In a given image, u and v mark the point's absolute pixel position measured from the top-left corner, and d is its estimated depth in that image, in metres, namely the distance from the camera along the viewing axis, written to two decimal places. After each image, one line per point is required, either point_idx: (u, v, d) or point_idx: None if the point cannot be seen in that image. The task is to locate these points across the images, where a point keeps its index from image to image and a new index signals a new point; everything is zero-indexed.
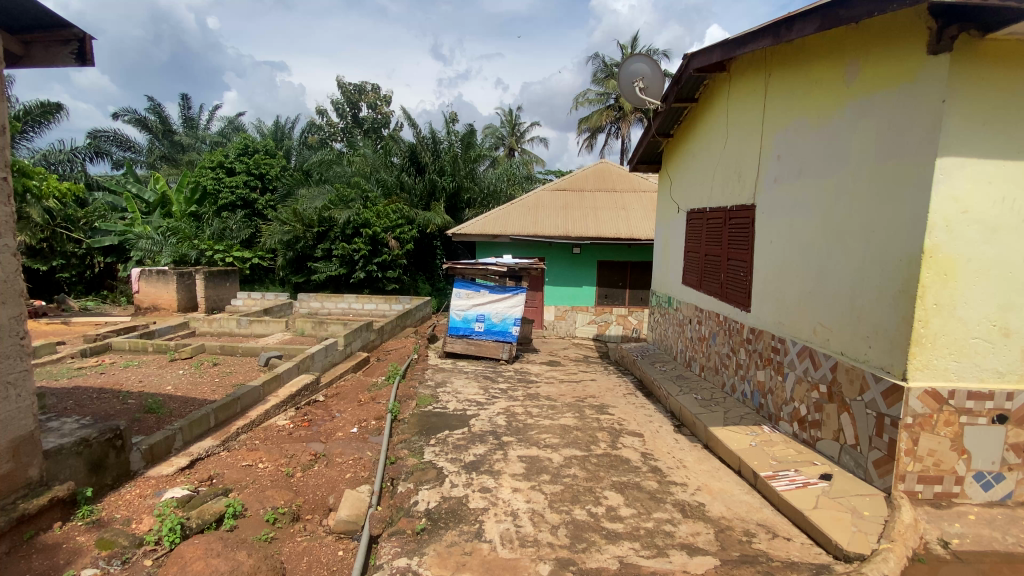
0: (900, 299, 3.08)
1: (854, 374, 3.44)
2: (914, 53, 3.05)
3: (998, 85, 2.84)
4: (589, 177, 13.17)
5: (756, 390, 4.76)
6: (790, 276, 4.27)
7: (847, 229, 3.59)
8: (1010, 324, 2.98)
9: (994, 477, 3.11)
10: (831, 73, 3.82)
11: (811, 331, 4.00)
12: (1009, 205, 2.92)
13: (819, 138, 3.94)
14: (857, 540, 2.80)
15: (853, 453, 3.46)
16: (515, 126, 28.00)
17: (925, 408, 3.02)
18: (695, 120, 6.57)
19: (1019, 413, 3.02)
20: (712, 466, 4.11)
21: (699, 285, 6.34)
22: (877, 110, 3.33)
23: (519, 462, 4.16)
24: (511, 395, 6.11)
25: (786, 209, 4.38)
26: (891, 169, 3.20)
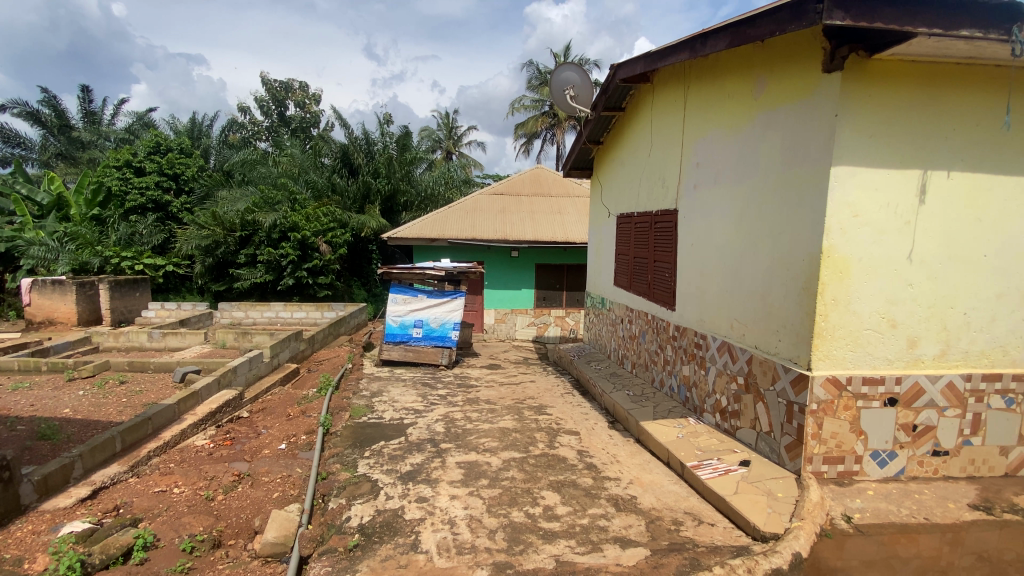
0: (803, 295, 3.37)
1: (766, 366, 3.71)
2: (811, 70, 3.35)
3: (884, 101, 3.15)
4: (525, 181, 13.38)
5: (682, 384, 5.01)
6: (710, 277, 4.53)
7: (758, 231, 3.87)
8: (895, 316, 3.31)
9: (888, 454, 3.45)
10: (742, 87, 4.10)
11: (728, 328, 4.27)
12: (894, 209, 3.24)
13: (732, 147, 4.21)
14: (771, 521, 3.02)
15: (768, 439, 3.73)
16: (452, 129, 27.87)
17: (827, 395, 3.32)
18: (624, 128, 6.82)
19: (907, 395, 3.37)
20: (643, 459, 4.27)
21: (629, 286, 6.57)
22: (781, 123, 3.62)
23: (458, 469, 4.11)
24: (450, 401, 6.03)
25: (704, 213, 4.65)
26: (794, 177, 3.48)
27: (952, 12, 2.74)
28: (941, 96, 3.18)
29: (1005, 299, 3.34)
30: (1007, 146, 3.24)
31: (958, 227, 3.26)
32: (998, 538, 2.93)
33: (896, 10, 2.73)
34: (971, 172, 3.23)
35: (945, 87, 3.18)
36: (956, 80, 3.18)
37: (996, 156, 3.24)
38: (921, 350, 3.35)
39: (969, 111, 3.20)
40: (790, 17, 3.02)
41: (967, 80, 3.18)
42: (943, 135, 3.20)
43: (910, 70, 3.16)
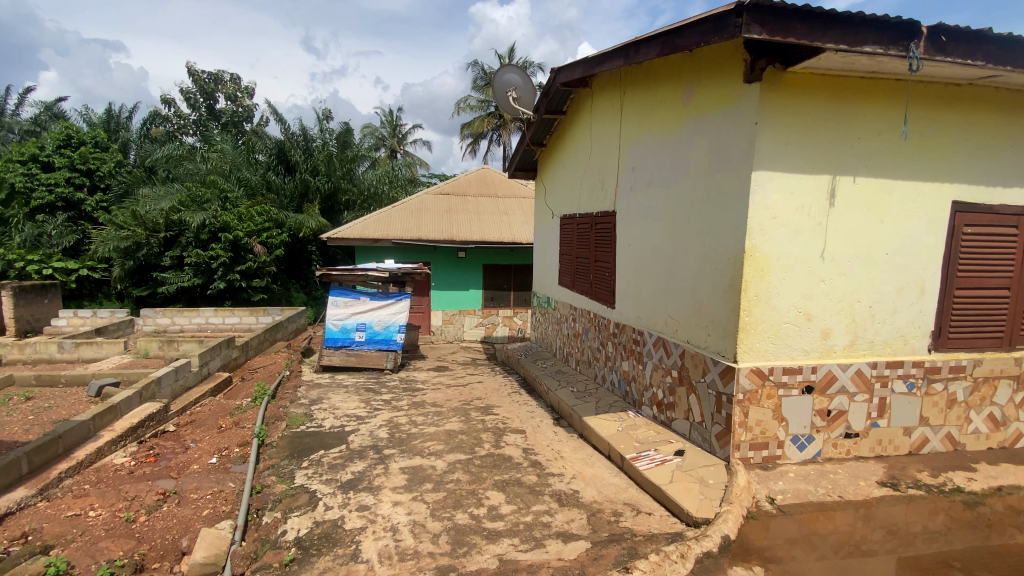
0: (729, 292, 3.59)
1: (698, 359, 3.92)
2: (734, 81, 3.55)
3: (798, 110, 3.39)
4: (471, 181, 13.34)
5: (622, 378, 5.18)
6: (646, 276, 4.72)
7: (688, 232, 4.07)
8: (811, 310, 3.59)
9: (807, 439, 3.71)
10: (673, 94, 4.29)
11: (664, 324, 4.46)
12: (808, 211, 3.50)
13: (665, 151, 4.40)
14: (703, 506, 3.18)
15: (700, 429, 3.92)
16: (397, 127, 27.35)
17: (752, 385, 3.54)
18: (565, 130, 6.94)
19: (822, 383, 3.64)
20: (586, 454, 4.38)
21: (573, 285, 6.71)
22: (708, 129, 3.83)
23: (401, 475, 4.03)
24: (395, 406, 5.91)
25: (640, 214, 4.83)
26: (719, 180, 3.69)
27: (857, 28, 2.94)
28: (848, 106, 3.44)
29: (904, 292, 3.68)
30: (906, 153, 3.54)
31: (864, 227, 3.56)
32: (902, 511, 3.22)
33: (807, 25, 2.92)
34: (875, 177, 3.52)
35: (852, 98, 3.44)
36: (861, 92, 3.45)
37: (897, 162, 3.53)
38: (833, 341, 3.65)
39: (873, 121, 3.48)
40: (713, 29, 3.19)
41: (871, 92, 3.46)
42: (850, 142, 3.47)
43: (821, 82, 3.40)
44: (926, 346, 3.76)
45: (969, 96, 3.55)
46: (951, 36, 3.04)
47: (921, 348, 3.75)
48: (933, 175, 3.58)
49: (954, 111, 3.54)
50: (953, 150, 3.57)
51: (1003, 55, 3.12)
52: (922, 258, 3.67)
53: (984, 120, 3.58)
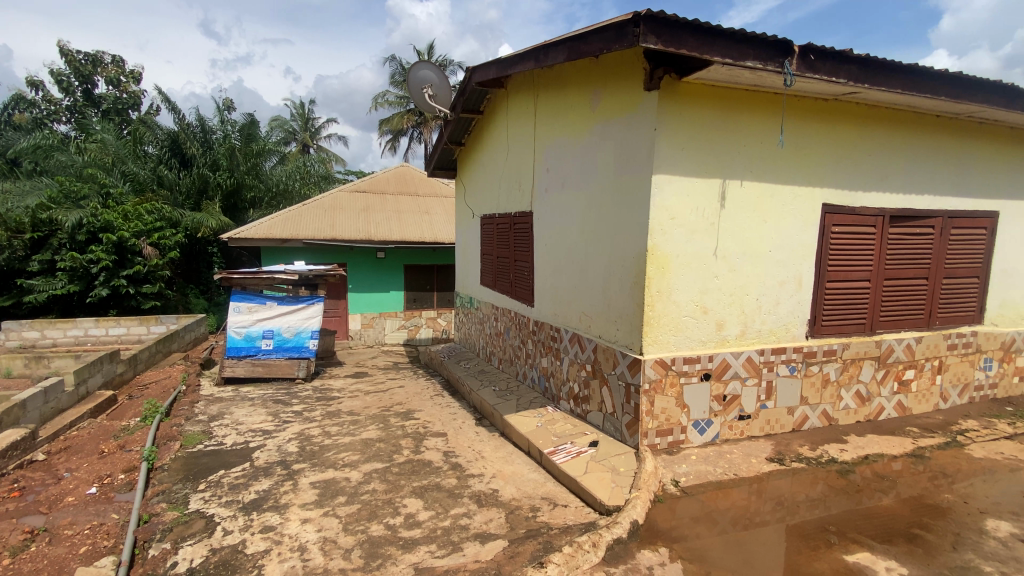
0: (635, 288, 3.78)
1: (608, 353, 4.09)
2: (635, 88, 3.73)
3: (692, 117, 3.63)
4: (390, 179, 12.96)
5: (541, 375, 5.28)
6: (561, 274, 4.85)
7: (598, 232, 4.23)
8: (706, 304, 3.87)
9: (706, 422, 4.00)
10: (582, 99, 4.43)
11: (577, 320, 4.60)
12: (703, 212, 3.77)
13: (576, 153, 4.53)
14: (614, 494, 3.31)
15: (612, 419, 4.10)
16: (309, 121, 25.93)
17: (656, 374, 3.76)
18: (483, 130, 6.93)
19: (718, 370, 3.94)
20: (506, 452, 4.41)
21: (494, 285, 6.74)
22: (614, 133, 4.00)
23: (312, 490, 3.81)
24: (307, 417, 5.59)
25: (555, 215, 4.95)
26: (625, 183, 3.87)
27: (740, 44, 3.18)
28: (735, 116, 3.74)
29: (785, 286, 4.08)
30: (785, 160, 3.91)
31: (750, 226, 3.90)
32: (788, 483, 3.57)
33: (697, 39, 3.11)
34: (759, 181, 3.87)
35: (738, 108, 3.74)
36: (746, 103, 3.76)
37: (777, 168, 3.90)
38: (726, 331, 3.96)
39: (757, 130, 3.80)
40: (615, 37, 3.31)
41: (754, 103, 3.78)
42: (737, 149, 3.78)
43: (711, 93, 3.67)
44: (805, 333, 4.19)
45: (836, 110, 3.98)
46: (819, 55, 3.37)
47: (801, 335, 4.18)
48: (806, 180, 3.99)
49: (824, 123, 3.96)
50: (822, 158, 4.00)
51: (862, 74, 3.51)
52: (798, 254, 4.08)
53: (848, 132, 4.03)
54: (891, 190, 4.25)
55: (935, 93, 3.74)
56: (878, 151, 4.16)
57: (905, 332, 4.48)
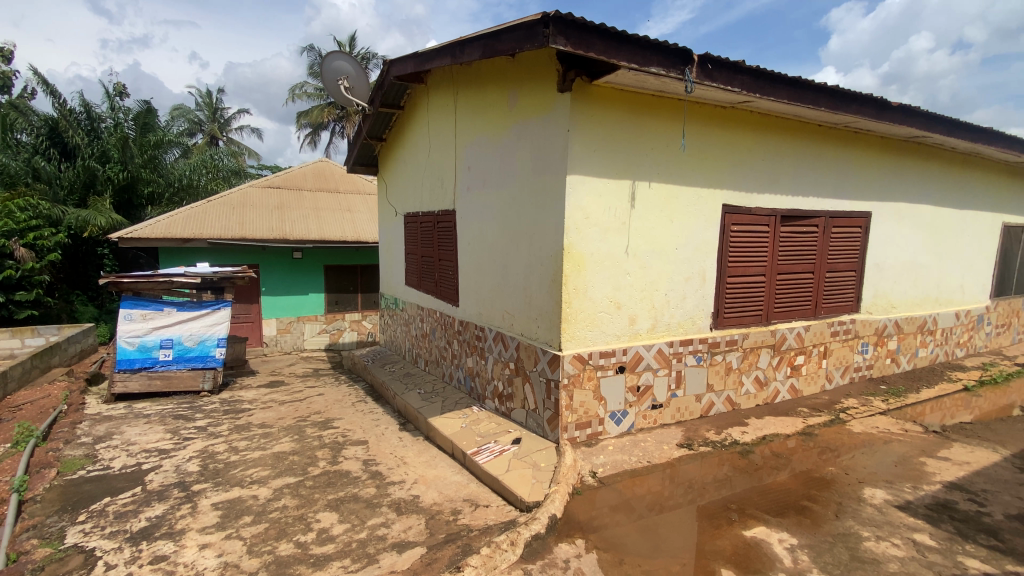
0: (553, 286, 3.84)
1: (530, 350, 4.13)
2: (549, 89, 3.78)
3: (602, 120, 3.74)
4: (307, 174, 12.33)
5: (467, 375, 5.24)
6: (483, 273, 4.84)
7: (517, 230, 4.26)
8: (620, 299, 4.02)
9: (623, 413, 4.16)
10: (499, 97, 4.43)
11: (500, 319, 4.61)
12: (615, 212, 3.90)
13: (495, 152, 4.53)
14: (533, 490, 3.35)
15: (534, 416, 4.15)
16: (217, 111, 24.03)
17: (574, 369, 3.84)
18: (404, 127, 6.76)
19: (632, 362, 4.11)
20: (429, 455, 4.33)
21: (419, 285, 6.60)
22: (530, 133, 4.03)
23: (214, 511, 3.53)
24: (213, 432, 5.17)
25: (476, 213, 4.92)
26: (541, 182, 3.92)
27: (644, 51, 3.30)
28: (643, 120, 3.90)
29: (691, 281, 4.34)
30: (688, 163, 4.15)
31: (659, 226, 4.10)
32: (696, 467, 3.79)
33: (604, 42, 3.19)
34: (666, 182, 4.08)
35: (646, 113, 3.91)
36: (653, 108, 3.93)
37: (682, 170, 4.13)
38: (638, 326, 4.14)
39: (663, 134, 4.00)
40: (526, 37, 3.32)
41: (660, 108, 3.96)
42: (646, 152, 3.95)
43: (621, 97, 3.80)
44: (709, 325, 4.48)
45: (734, 117, 4.27)
46: (715, 65, 3.59)
47: (706, 327, 4.47)
48: (708, 182, 4.26)
49: (722, 129, 4.24)
50: (721, 162, 4.29)
51: (754, 83, 3.78)
52: (702, 251, 4.35)
53: (743, 138, 4.35)
54: (781, 192, 4.64)
55: (816, 104, 4.12)
56: (770, 156, 4.53)
57: (796, 321, 4.92)
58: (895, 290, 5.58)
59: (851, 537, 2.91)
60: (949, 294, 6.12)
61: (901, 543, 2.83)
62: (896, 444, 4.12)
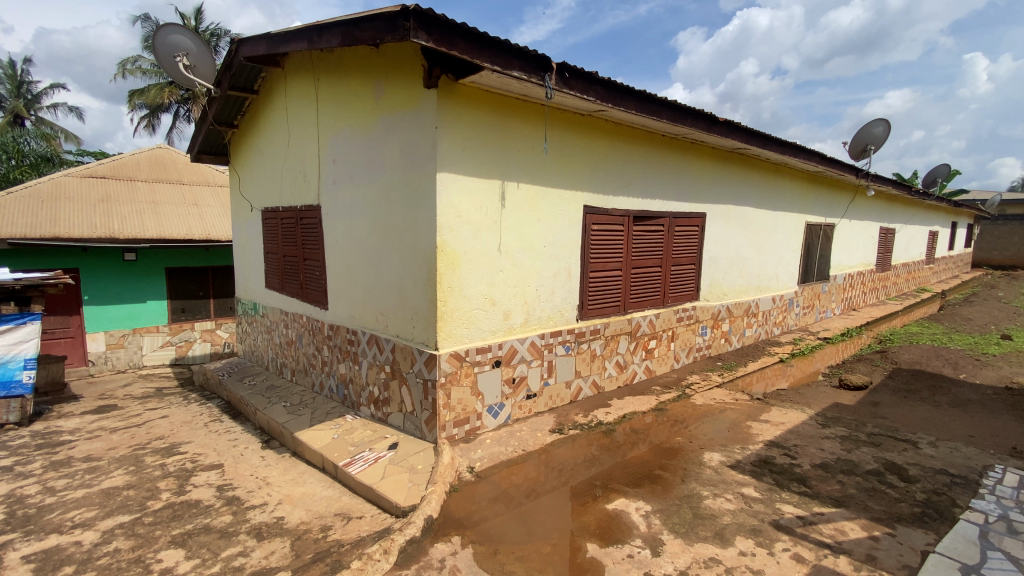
0: (427, 285, 3.79)
1: (405, 351, 4.04)
2: (416, 83, 3.71)
3: (470, 119, 3.78)
4: (141, 164, 10.72)
5: (339, 382, 4.96)
6: (353, 274, 4.61)
7: (388, 228, 4.13)
8: (494, 296, 4.12)
9: (499, 406, 4.27)
10: (364, 89, 4.24)
11: (373, 321, 4.44)
12: (486, 211, 3.97)
13: (361, 146, 4.34)
14: (409, 494, 3.28)
15: (412, 418, 4.07)
16: (19, 84, 19.82)
17: (451, 367, 3.84)
18: (259, 113, 6.15)
19: (507, 356, 4.23)
20: (296, 472, 4.02)
21: (282, 287, 6.07)
22: (398, 128, 3.92)
23: (18, 569, 2.91)
24: (16, 474, 4.25)
25: (343, 209, 4.67)
26: (411, 179, 3.84)
27: (507, 54, 3.38)
28: (508, 121, 4.02)
29: (559, 277, 4.59)
30: (552, 165, 4.38)
31: (528, 225, 4.27)
32: (567, 450, 4.02)
33: (466, 42, 3.21)
34: (533, 183, 4.25)
35: (512, 115, 4.03)
36: (518, 110, 4.07)
37: (546, 172, 4.34)
38: (512, 321, 4.28)
39: (528, 136, 4.16)
40: (386, 28, 3.20)
41: (525, 111, 4.11)
42: (513, 153, 4.08)
43: (487, 97, 3.87)
44: (575, 317, 4.79)
45: (591, 124, 4.60)
46: (573, 73, 3.82)
47: (573, 318, 4.77)
48: (570, 184, 4.54)
49: (582, 134, 4.55)
50: (581, 165, 4.60)
51: (607, 94, 4.11)
52: (567, 249, 4.62)
53: (600, 143, 4.71)
54: (634, 194, 5.13)
55: (660, 115, 4.60)
56: (624, 161, 4.97)
57: (649, 310, 5.47)
58: (726, 280, 6.49)
59: (694, 498, 3.31)
60: (767, 282, 7.28)
61: (733, 498, 3.29)
62: (729, 413, 4.78)
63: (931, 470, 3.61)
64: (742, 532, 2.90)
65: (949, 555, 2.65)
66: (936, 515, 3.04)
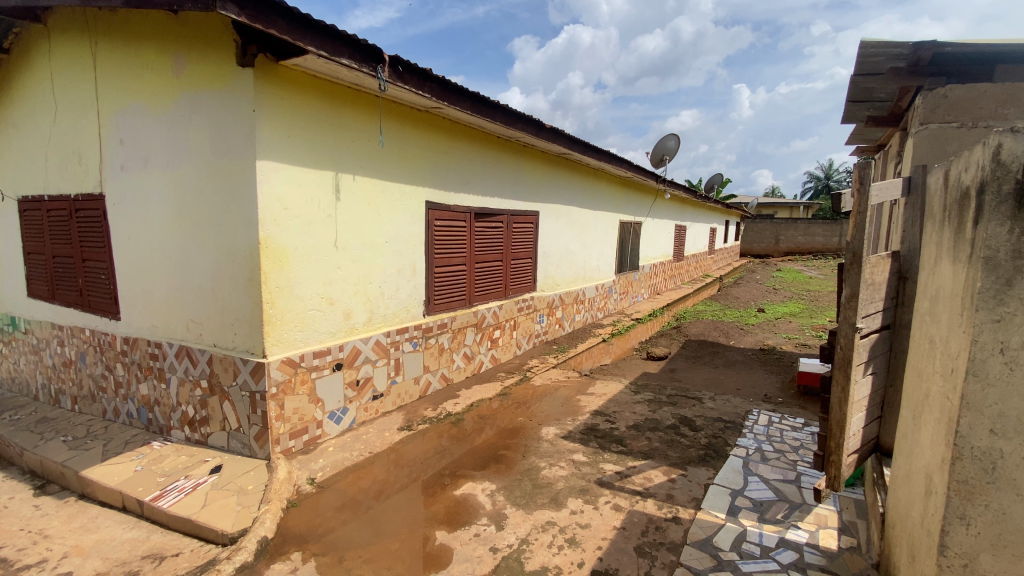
0: (250, 285, 3.43)
1: (226, 362, 3.60)
2: (226, 59, 3.31)
3: (294, 105, 3.51)
4: None
5: (141, 405, 4.22)
6: (154, 275, 3.94)
7: (198, 221, 3.62)
8: (331, 295, 3.91)
9: (342, 411, 4.07)
10: (159, 60, 3.65)
11: (183, 330, 3.86)
12: (317, 204, 3.73)
13: (158, 126, 3.72)
14: (238, 519, 2.96)
15: (238, 436, 3.66)
16: None
17: (284, 375, 3.55)
18: (11, 78, 4.85)
19: (348, 358, 4.06)
20: (85, 518, 3.32)
21: (53, 296, 4.91)
22: (205, 108, 3.46)
23: None
24: None
25: (137, 200, 3.96)
26: (223, 166, 3.42)
27: (333, 41, 3.22)
28: (339, 110, 3.83)
29: (403, 272, 4.56)
30: (389, 159, 4.30)
31: (366, 220, 4.14)
32: (416, 445, 4.02)
33: (286, 23, 2.97)
34: (369, 177, 4.13)
35: (342, 104, 3.86)
36: (350, 100, 3.91)
37: (384, 166, 4.25)
38: (353, 320, 4.12)
39: (362, 128, 4.02)
40: None
41: (357, 100, 3.96)
42: (346, 144, 3.91)
43: (314, 83, 3.63)
44: (421, 312, 4.81)
45: (428, 119, 4.63)
46: (406, 68, 3.79)
47: (419, 314, 4.78)
48: (409, 179, 4.52)
49: (419, 129, 4.56)
50: (420, 161, 4.62)
51: (442, 92, 4.18)
52: (410, 245, 4.61)
53: (437, 139, 4.78)
54: (473, 191, 5.32)
55: (493, 116, 4.83)
56: (461, 159, 5.12)
57: (492, 302, 5.74)
58: (558, 271, 7.13)
59: (532, 470, 3.60)
60: (592, 273, 8.19)
61: (565, 464, 3.67)
62: (563, 390, 5.29)
63: (712, 419, 4.49)
64: (573, 493, 3.26)
65: (723, 484, 3.35)
66: (715, 454, 3.80)
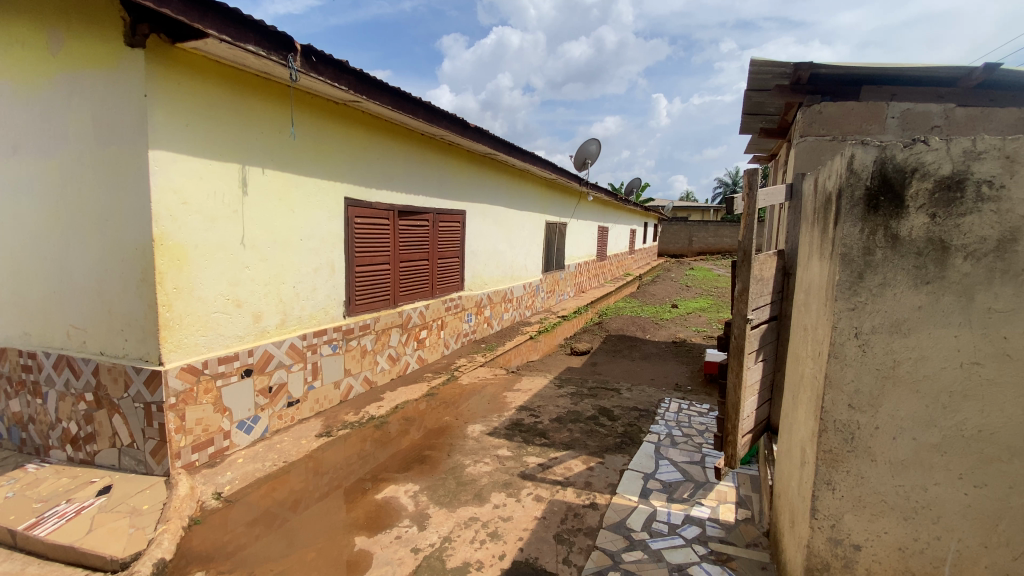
0: (142, 286, 3.14)
1: (116, 372, 3.27)
2: (111, 38, 3.00)
3: (193, 91, 3.26)
4: None
5: (13, 424, 3.72)
6: (26, 276, 3.50)
7: (79, 216, 3.26)
8: (238, 296, 3.68)
9: (253, 420, 3.84)
10: (30, 35, 3.24)
11: (63, 337, 3.45)
12: (221, 199, 3.49)
13: (30, 108, 3.31)
14: (132, 541, 2.69)
15: (131, 452, 3.34)
16: None
17: (184, 384, 3.29)
18: None
19: (259, 363, 3.83)
20: None
21: None
22: (87, 91, 3.12)
23: None
24: None
25: (4, 191, 3.49)
26: (110, 156, 3.11)
27: (237, 25, 3.02)
28: (246, 100, 3.61)
29: (320, 272, 4.38)
30: (303, 153, 4.12)
31: (277, 217, 3.94)
32: (335, 451, 3.88)
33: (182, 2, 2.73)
34: (280, 171, 3.93)
35: (249, 93, 3.63)
36: (258, 90, 3.70)
37: (296, 160, 4.06)
38: (263, 323, 3.91)
39: (271, 119, 3.82)
40: None
41: (265, 91, 3.75)
42: (253, 137, 3.69)
43: (216, 69, 3.40)
44: (340, 313, 4.65)
45: (345, 114, 4.49)
46: (320, 58, 3.64)
47: (338, 315, 4.62)
48: (325, 175, 4.35)
49: (335, 124, 4.40)
50: (337, 156, 4.46)
51: (359, 86, 4.05)
52: (328, 243, 4.44)
53: (356, 135, 4.64)
54: (395, 188, 5.22)
55: (415, 113, 4.76)
56: (382, 156, 5.01)
57: (418, 301, 5.67)
58: (485, 271, 7.17)
59: (457, 468, 3.61)
60: (518, 272, 8.32)
61: (490, 460, 3.71)
62: (490, 387, 5.33)
63: (628, 408, 4.74)
64: (497, 488, 3.31)
65: (636, 469, 3.55)
66: (630, 442, 4.02)
